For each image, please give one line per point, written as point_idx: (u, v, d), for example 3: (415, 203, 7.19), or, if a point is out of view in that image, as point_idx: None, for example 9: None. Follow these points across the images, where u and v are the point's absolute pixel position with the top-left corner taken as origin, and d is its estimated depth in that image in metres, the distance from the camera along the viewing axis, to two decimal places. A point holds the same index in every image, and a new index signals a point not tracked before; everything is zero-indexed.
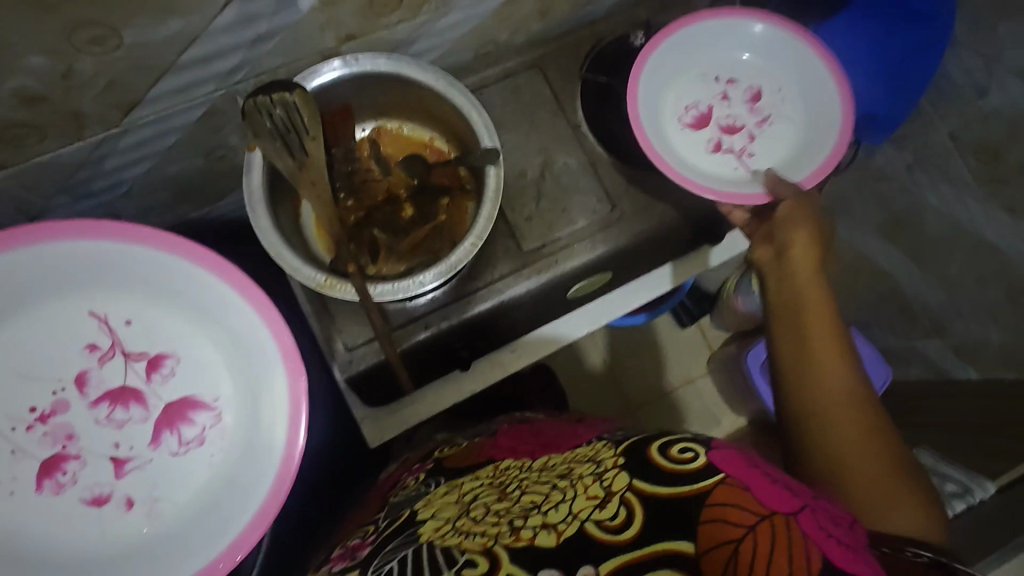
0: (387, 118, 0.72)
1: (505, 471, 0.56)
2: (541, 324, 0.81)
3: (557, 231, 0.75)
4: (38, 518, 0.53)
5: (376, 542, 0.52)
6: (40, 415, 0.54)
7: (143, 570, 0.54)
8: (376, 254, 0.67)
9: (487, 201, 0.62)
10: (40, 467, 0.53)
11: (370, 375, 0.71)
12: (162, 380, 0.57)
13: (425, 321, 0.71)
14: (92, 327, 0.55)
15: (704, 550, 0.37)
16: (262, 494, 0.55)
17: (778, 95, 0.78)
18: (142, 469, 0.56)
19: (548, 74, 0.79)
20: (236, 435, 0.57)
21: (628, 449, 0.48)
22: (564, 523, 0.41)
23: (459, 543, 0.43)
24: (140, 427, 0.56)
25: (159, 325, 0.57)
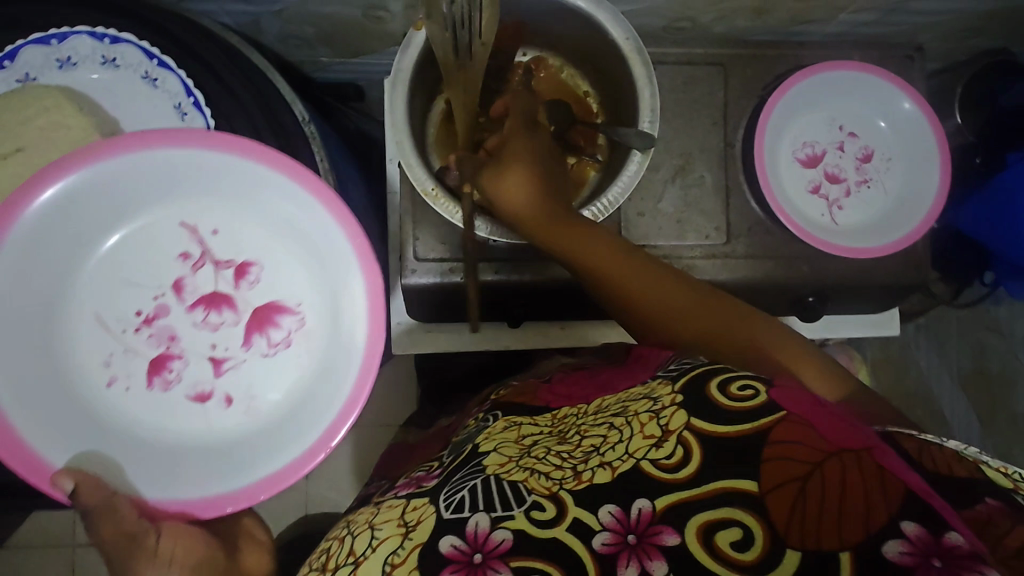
0: (552, 52, 0.67)
1: (563, 419, 0.55)
2: (597, 318, 0.79)
3: (659, 239, 0.71)
4: (147, 411, 0.51)
5: (440, 476, 0.53)
6: (145, 318, 0.51)
7: (241, 456, 0.51)
8: None
9: (621, 184, 0.57)
10: (149, 364, 0.51)
11: (427, 290, 0.71)
12: (248, 287, 0.52)
13: (498, 266, 0.70)
14: (177, 231, 0.51)
15: (769, 489, 0.37)
16: (344, 392, 0.51)
17: (891, 168, 0.71)
18: (238, 369, 0.52)
19: (728, 79, 0.72)
20: (322, 340, 0.52)
21: (686, 384, 0.46)
22: (620, 462, 0.43)
23: (525, 481, 0.45)
24: (231, 330, 0.52)
25: (248, 233, 0.52)
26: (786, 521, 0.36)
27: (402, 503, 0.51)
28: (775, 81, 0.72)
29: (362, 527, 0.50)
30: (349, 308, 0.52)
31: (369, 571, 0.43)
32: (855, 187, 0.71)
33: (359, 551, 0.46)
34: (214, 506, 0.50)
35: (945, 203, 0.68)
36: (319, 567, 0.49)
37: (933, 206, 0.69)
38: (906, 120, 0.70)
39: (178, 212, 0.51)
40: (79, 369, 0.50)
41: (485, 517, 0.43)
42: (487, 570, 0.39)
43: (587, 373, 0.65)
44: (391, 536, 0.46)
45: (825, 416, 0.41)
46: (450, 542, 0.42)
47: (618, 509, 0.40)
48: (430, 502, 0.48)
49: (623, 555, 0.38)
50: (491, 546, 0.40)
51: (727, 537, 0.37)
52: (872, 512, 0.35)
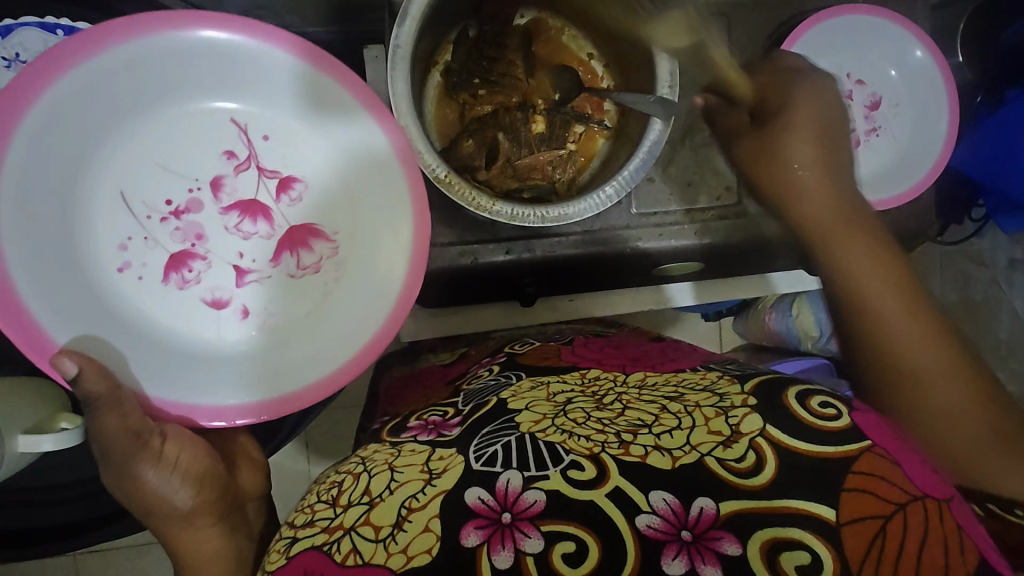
0: (552, 12, 0.63)
1: (594, 380, 0.51)
2: (605, 287, 0.77)
3: (671, 204, 0.69)
4: (162, 307, 0.52)
5: (462, 426, 0.47)
6: (175, 210, 0.52)
7: (258, 371, 0.53)
8: (491, 162, 0.60)
9: (639, 162, 0.55)
10: (168, 259, 0.52)
11: (437, 276, 0.67)
12: (289, 202, 0.54)
13: (508, 246, 0.66)
14: (224, 126, 0.53)
15: (847, 522, 0.36)
16: (375, 326, 0.53)
17: (898, 117, 0.70)
18: (261, 283, 0.54)
19: (732, 29, 0.69)
20: (353, 273, 0.55)
21: (760, 388, 0.44)
22: (681, 451, 0.40)
23: (564, 444, 0.42)
24: (265, 244, 0.54)
25: (295, 149, 0.55)
26: (860, 558, 0.34)
27: (428, 450, 0.45)
28: (781, 28, 0.69)
29: (380, 467, 0.44)
30: (390, 246, 0.54)
31: (383, 519, 0.39)
32: (865, 139, 0.70)
33: (376, 493, 0.41)
34: (217, 417, 0.51)
35: (952, 152, 0.69)
36: (328, 501, 0.43)
37: (939, 155, 0.69)
38: (913, 66, 0.69)
39: (232, 106, 0.53)
40: (97, 246, 0.51)
41: (518, 475, 0.39)
42: (515, 533, 0.36)
43: (607, 342, 0.61)
44: (412, 482, 0.41)
45: (904, 454, 0.40)
46: (476, 495, 0.38)
47: (674, 499, 0.37)
48: (458, 452, 0.44)
49: (671, 546, 0.35)
50: (522, 506, 0.37)
51: (794, 559, 0.35)
52: (953, 568, 0.34)
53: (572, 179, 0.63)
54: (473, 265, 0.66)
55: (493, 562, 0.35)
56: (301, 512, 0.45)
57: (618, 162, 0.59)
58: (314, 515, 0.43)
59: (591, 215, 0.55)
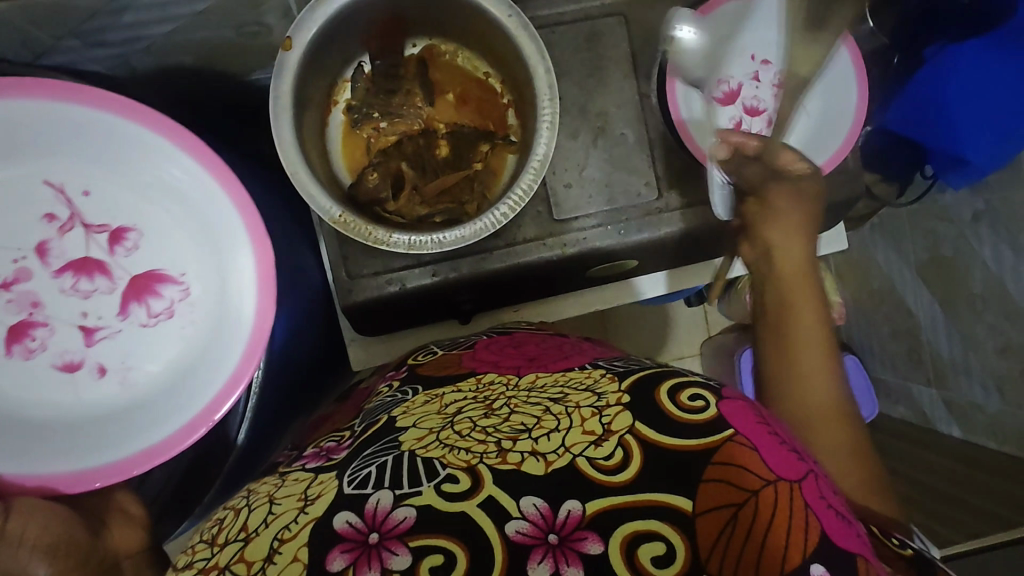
0: (443, 38, 0.64)
1: (488, 385, 0.50)
2: (552, 293, 0.78)
3: (591, 208, 0.70)
4: (14, 381, 0.51)
5: (351, 448, 0.46)
6: (2, 282, 0.50)
7: (126, 427, 0.53)
8: (397, 191, 0.62)
9: (536, 164, 0.55)
10: (8, 332, 0.50)
11: (369, 305, 0.69)
12: (124, 253, 0.52)
13: (433, 268, 0.68)
14: (40, 189, 0.50)
15: (701, 511, 0.36)
16: (229, 370, 0.54)
17: (806, 94, 0.71)
18: (113, 338, 0.52)
19: (631, 27, 0.69)
20: (202, 313, 0.54)
21: (636, 386, 0.44)
22: (554, 455, 0.39)
23: (442, 457, 0.40)
24: (106, 298, 0.52)
25: (122, 196, 0.52)
26: (709, 545, 0.35)
27: (310, 478, 0.43)
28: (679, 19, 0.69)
29: (261, 500, 0.42)
30: (237, 294, 0.53)
31: (256, 553, 0.36)
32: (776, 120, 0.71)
33: (252, 527, 0.39)
34: (82, 480, 0.52)
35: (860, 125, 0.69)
36: (206, 540, 0.41)
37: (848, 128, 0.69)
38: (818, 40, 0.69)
39: (41, 168, 0.50)
40: None
41: (389, 494, 0.38)
42: (382, 553, 0.35)
43: (514, 338, 0.61)
44: (285, 513, 0.39)
45: (766, 435, 0.40)
46: (345, 519, 0.36)
47: (544, 503, 0.36)
48: (336, 476, 0.42)
49: (538, 549, 0.35)
50: (390, 525, 0.36)
51: (650, 550, 0.35)
52: (791, 550, 0.35)
53: (484, 196, 0.64)
54: (402, 291, 0.68)
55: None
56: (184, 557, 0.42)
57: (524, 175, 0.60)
58: (192, 556, 0.40)
59: (488, 236, 0.55)
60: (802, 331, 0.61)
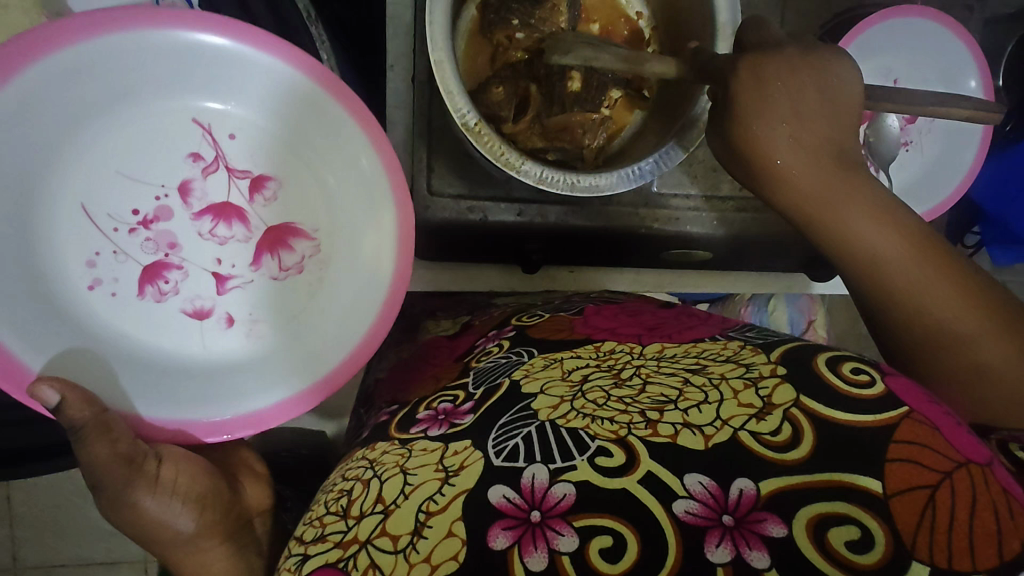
0: None
1: (611, 354, 0.49)
2: (613, 262, 0.73)
3: (692, 188, 0.67)
4: (141, 324, 0.52)
5: (475, 414, 0.46)
6: (143, 219, 0.51)
7: (249, 382, 0.53)
8: (520, 114, 0.57)
9: (687, 143, 0.54)
10: (142, 272, 0.52)
11: (443, 228, 0.64)
12: (263, 202, 0.53)
13: (520, 208, 0.64)
14: (188, 128, 0.51)
15: (894, 493, 0.33)
16: (362, 332, 0.54)
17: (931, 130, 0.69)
18: (243, 288, 0.54)
19: (785, 11, 0.64)
20: (338, 268, 0.54)
21: (787, 359, 0.42)
22: (712, 428, 0.38)
23: (588, 428, 0.39)
24: (241, 248, 0.54)
25: (265, 148, 0.53)
26: (911, 529, 0.32)
27: (440, 448, 0.43)
28: (834, 21, 0.65)
29: (393, 469, 0.42)
30: (380, 253, 0.54)
31: (401, 526, 0.37)
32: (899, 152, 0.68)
33: (390, 499, 0.39)
34: (214, 431, 0.52)
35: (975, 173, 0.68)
36: (337, 512, 0.41)
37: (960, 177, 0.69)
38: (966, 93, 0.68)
39: (193, 105, 0.51)
40: (66, 268, 0.50)
41: (543, 469, 0.37)
42: (547, 531, 0.34)
43: (621, 309, 0.59)
44: (428, 483, 0.39)
45: (944, 418, 0.37)
46: (501, 493, 0.36)
47: (712, 481, 0.35)
48: (475, 447, 0.41)
49: (713, 532, 0.33)
50: (551, 503, 0.35)
51: (841, 534, 0.32)
52: (1008, 535, 0.31)
53: (604, 147, 0.60)
54: (482, 222, 0.63)
55: (527, 565, 0.33)
56: (310, 525, 0.44)
57: (651, 142, 0.57)
58: (324, 528, 0.41)
59: (620, 191, 0.53)
60: (885, 260, 0.46)
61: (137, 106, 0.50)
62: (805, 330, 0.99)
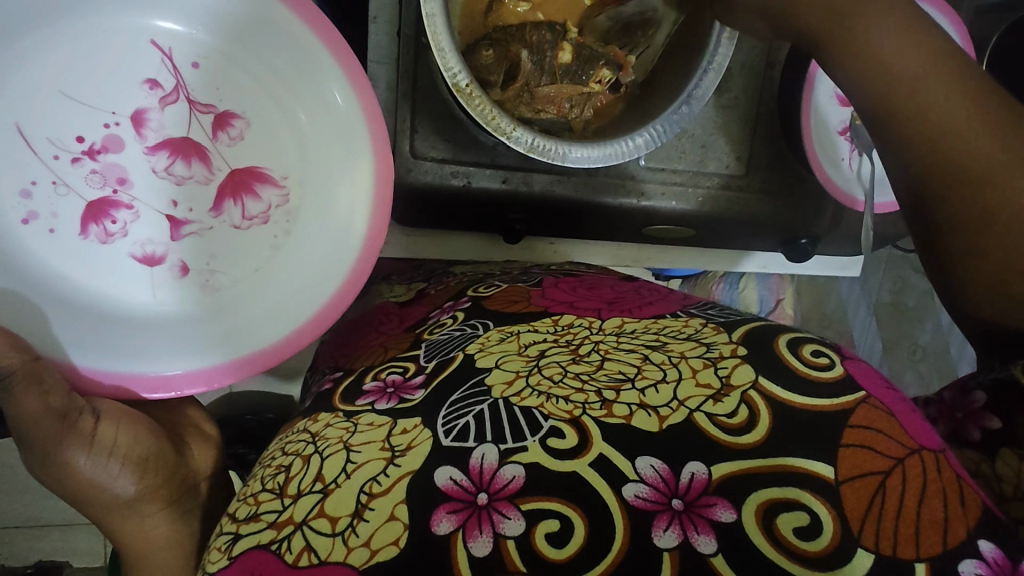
0: None
1: (570, 328, 0.48)
2: (593, 235, 0.72)
3: (679, 163, 0.66)
4: (84, 266, 0.48)
5: (426, 390, 0.43)
6: (89, 149, 0.48)
7: (204, 333, 0.50)
8: (509, 81, 0.54)
9: (691, 102, 0.52)
10: (88, 208, 0.48)
11: (420, 192, 0.61)
12: (227, 141, 0.50)
13: (505, 174, 0.61)
14: (145, 54, 0.48)
15: (845, 480, 0.34)
16: (334, 288, 0.52)
17: None
18: (201, 235, 0.51)
19: None
20: (306, 219, 0.52)
21: (749, 339, 0.42)
22: (667, 409, 0.38)
23: (542, 407, 0.38)
24: (200, 189, 0.50)
25: (228, 79, 0.50)
26: (860, 516, 0.33)
27: (389, 423, 0.41)
28: None
29: (336, 447, 0.40)
30: (352, 207, 0.52)
31: (340, 508, 0.36)
32: None
33: (330, 478, 0.38)
34: (163, 387, 0.48)
35: None
36: (274, 490, 0.40)
37: None
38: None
39: (152, 28, 0.48)
40: (4, 195, 0.46)
41: (493, 449, 0.36)
42: (492, 515, 0.33)
43: (582, 283, 0.58)
44: (371, 463, 0.38)
45: (899, 402, 0.38)
46: (448, 475, 0.35)
47: (663, 465, 0.35)
48: (423, 425, 0.40)
49: (663, 516, 0.33)
50: (498, 486, 0.34)
51: (791, 520, 0.33)
52: (954, 523, 0.32)
53: (588, 121, 0.58)
54: (465, 188, 0.61)
55: (470, 550, 0.32)
56: (244, 501, 0.42)
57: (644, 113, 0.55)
58: (258, 507, 0.40)
59: (615, 163, 0.52)
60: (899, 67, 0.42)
61: (92, 23, 0.46)
62: (772, 307, 1.00)
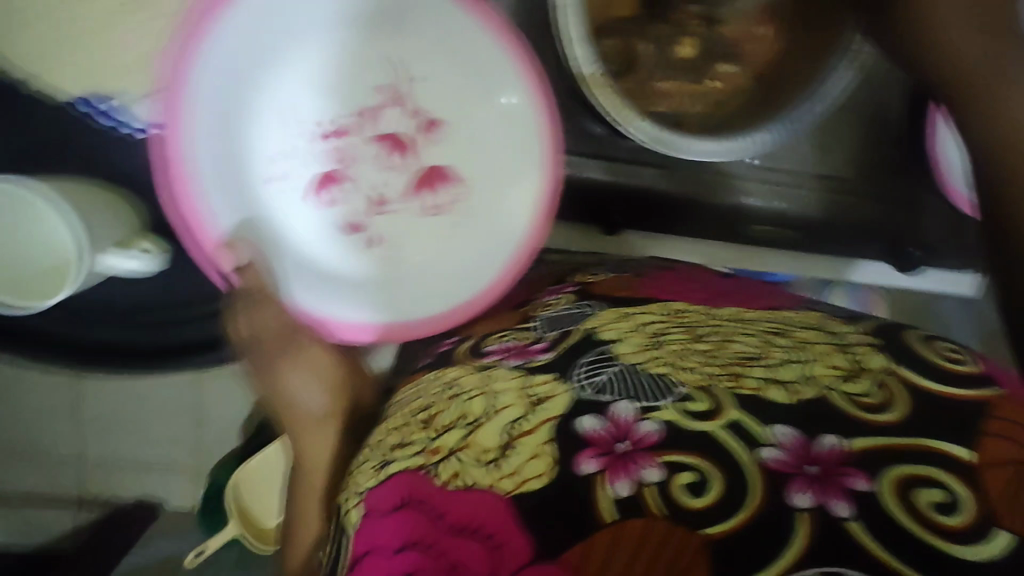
0: None
1: (684, 313, 0.47)
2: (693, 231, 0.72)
3: (789, 163, 0.67)
4: (306, 224, 0.56)
5: (555, 352, 0.44)
6: (329, 131, 0.55)
7: (386, 297, 0.56)
8: (625, 74, 0.56)
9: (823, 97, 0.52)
10: (319, 176, 0.55)
11: None
12: (430, 143, 0.56)
13: (617, 168, 0.65)
14: (384, 63, 0.54)
15: (984, 464, 0.33)
16: (495, 275, 0.56)
17: None
18: (395, 215, 0.56)
19: None
20: (478, 216, 0.57)
21: (878, 331, 0.42)
22: (799, 385, 0.37)
23: (672, 375, 0.39)
24: (400, 178, 0.56)
25: (444, 90, 0.55)
26: (1000, 497, 0.32)
27: (522, 376, 0.42)
28: None
29: (478, 389, 0.42)
30: (521, 210, 0.56)
31: (487, 442, 0.38)
32: None
33: (476, 416, 0.40)
34: (354, 330, 0.56)
35: None
36: (420, 423, 0.42)
37: None
38: None
39: (395, 43, 0.54)
40: (259, 156, 0.54)
41: (631, 406, 0.37)
42: (632, 462, 0.34)
43: (679, 276, 0.57)
44: (512, 406, 0.40)
45: None
46: (590, 423, 0.37)
47: (797, 434, 0.35)
48: (558, 378, 0.41)
49: (797, 479, 0.33)
50: (637, 437, 0.35)
51: (929, 495, 0.32)
52: None
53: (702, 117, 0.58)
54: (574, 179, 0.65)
55: (612, 490, 0.33)
56: (388, 432, 0.45)
57: (762, 110, 0.55)
58: (407, 435, 0.42)
59: (735, 156, 0.53)
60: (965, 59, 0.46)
61: (353, 33, 0.53)
62: None
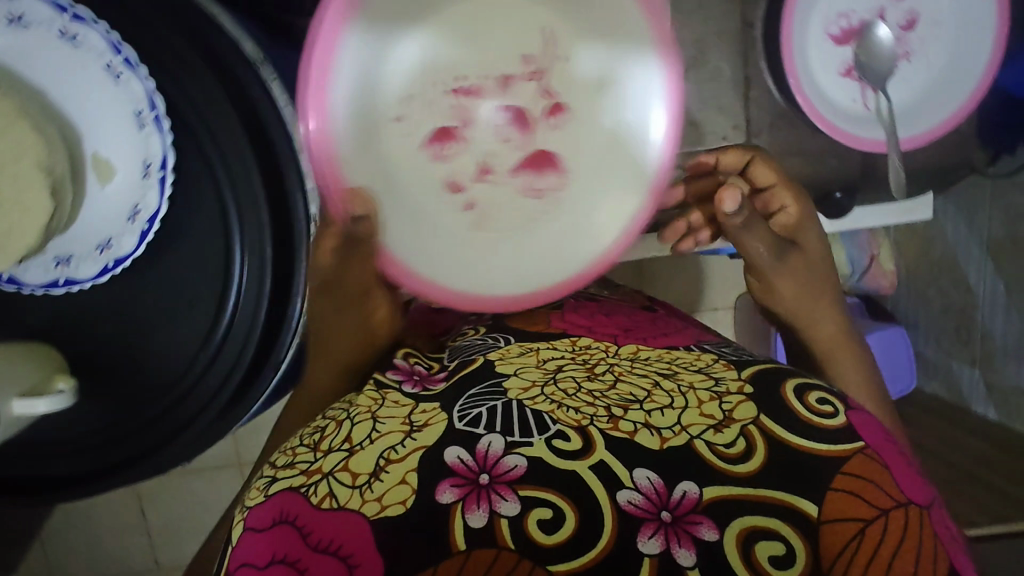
0: None
1: (586, 348, 0.50)
2: None
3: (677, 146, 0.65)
4: (404, 165, 0.49)
5: (448, 383, 0.47)
6: (461, 88, 0.49)
7: (498, 271, 0.51)
8: None
9: None
10: (433, 130, 0.49)
11: None
12: (553, 125, 0.50)
13: None
14: (535, 28, 0.49)
15: (827, 520, 0.35)
16: (534, 289, 0.50)
17: (936, 31, 0.61)
18: (496, 185, 0.51)
19: None
20: (567, 214, 0.51)
21: (757, 377, 0.44)
22: (670, 431, 0.40)
23: (552, 412, 0.41)
24: (509, 150, 0.50)
25: (594, 83, 0.50)
26: (835, 555, 0.34)
27: (412, 404, 0.45)
28: None
29: (366, 411, 0.43)
30: (612, 215, 0.51)
31: (361, 466, 0.39)
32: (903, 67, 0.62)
33: (356, 440, 0.41)
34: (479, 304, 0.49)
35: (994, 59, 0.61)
36: (308, 445, 0.43)
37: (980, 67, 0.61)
38: None
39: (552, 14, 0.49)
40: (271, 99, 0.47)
41: (499, 439, 0.39)
42: (492, 494, 0.36)
43: (598, 307, 0.59)
44: (391, 434, 0.41)
45: (892, 451, 0.39)
46: (456, 454, 0.39)
47: (659, 478, 0.37)
48: (442, 408, 0.43)
49: (649, 524, 0.35)
50: (501, 470, 0.37)
51: (768, 548, 0.34)
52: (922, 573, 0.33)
53: None
54: None
55: (467, 522, 0.35)
56: (282, 453, 0.44)
57: None
58: (293, 457, 0.42)
59: None
60: None
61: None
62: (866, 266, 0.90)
